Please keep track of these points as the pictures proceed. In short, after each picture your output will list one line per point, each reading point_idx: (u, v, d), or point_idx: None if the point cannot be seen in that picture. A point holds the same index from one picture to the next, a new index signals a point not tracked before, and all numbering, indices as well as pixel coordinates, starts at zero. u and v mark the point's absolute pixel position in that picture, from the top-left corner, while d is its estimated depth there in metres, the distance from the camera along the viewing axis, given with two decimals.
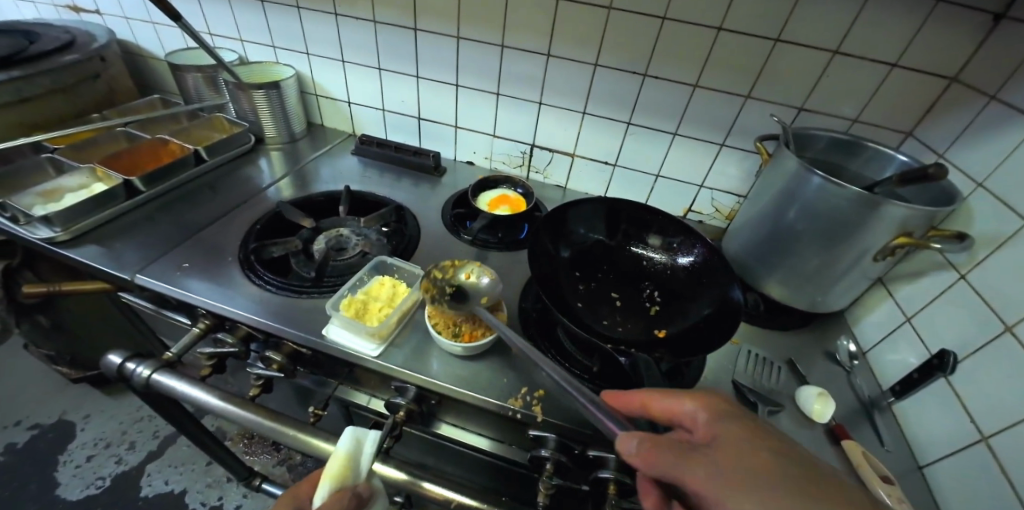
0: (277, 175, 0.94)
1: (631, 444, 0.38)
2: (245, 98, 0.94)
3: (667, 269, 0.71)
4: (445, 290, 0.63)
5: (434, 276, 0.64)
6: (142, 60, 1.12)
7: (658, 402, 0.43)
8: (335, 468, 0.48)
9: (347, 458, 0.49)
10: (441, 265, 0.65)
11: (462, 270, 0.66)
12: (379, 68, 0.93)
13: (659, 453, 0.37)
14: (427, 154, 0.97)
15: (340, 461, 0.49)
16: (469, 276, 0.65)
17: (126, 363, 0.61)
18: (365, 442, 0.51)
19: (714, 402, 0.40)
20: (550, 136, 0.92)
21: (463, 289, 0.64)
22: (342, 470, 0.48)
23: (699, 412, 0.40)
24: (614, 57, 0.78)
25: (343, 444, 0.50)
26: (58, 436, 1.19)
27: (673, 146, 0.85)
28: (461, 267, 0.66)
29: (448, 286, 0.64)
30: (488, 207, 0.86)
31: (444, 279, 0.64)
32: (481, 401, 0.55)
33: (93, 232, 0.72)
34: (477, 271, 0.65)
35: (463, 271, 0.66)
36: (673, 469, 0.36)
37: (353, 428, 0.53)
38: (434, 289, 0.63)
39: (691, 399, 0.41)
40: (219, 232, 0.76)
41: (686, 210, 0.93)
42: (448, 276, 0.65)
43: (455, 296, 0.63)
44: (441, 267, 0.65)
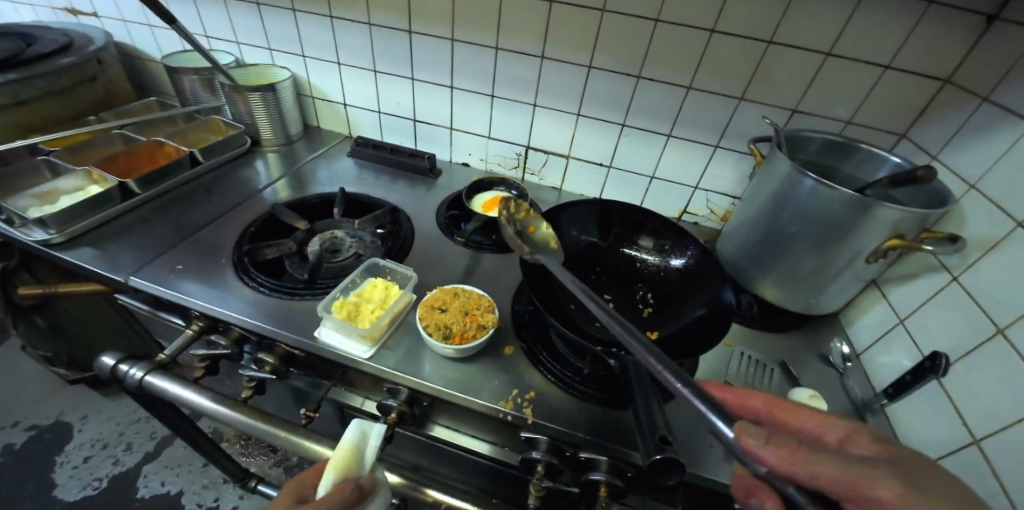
0: (273, 177, 0.94)
1: (760, 433, 0.33)
2: (241, 100, 0.94)
3: (660, 271, 0.71)
4: (512, 223, 0.69)
5: (510, 207, 0.70)
6: (139, 62, 1.13)
7: (787, 412, 0.44)
8: (340, 458, 0.48)
9: (352, 449, 0.49)
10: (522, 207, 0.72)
11: (533, 219, 0.71)
12: (374, 70, 0.93)
13: (797, 450, 0.33)
14: (422, 156, 0.97)
15: (345, 452, 0.49)
16: (535, 228, 0.71)
17: (119, 365, 0.61)
18: (369, 434, 0.51)
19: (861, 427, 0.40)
20: (545, 138, 0.92)
21: (525, 235, 0.69)
22: (346, 460, 0.48)
23: (844, 430, 0.40)
24: (608, 59, 0.78)
25: (349, 436, 0.50)
26: (56, 438, 1.19)
27: (668, 147, 0.85)
28: (532, 217, 0.71)
29: (515, 223, 0.69)
30: (483, 209, 0.86)
31: (514, 216, 0.70)
32: (470, 402, 0.55)
33: (89, 233, 0.72)
34: (543, 229, 0.71)
35: (531, 222, 0.71)
36: (811, 458, 0.33)
37: (360, 422, 0.53)
38: (506, 216, 0.69)
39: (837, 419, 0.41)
40: (214, 234, 0.76)
41: (681, 211, 0.93)
42: (518, 217, 0.71)
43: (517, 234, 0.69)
44: (518, 207, 0.71)
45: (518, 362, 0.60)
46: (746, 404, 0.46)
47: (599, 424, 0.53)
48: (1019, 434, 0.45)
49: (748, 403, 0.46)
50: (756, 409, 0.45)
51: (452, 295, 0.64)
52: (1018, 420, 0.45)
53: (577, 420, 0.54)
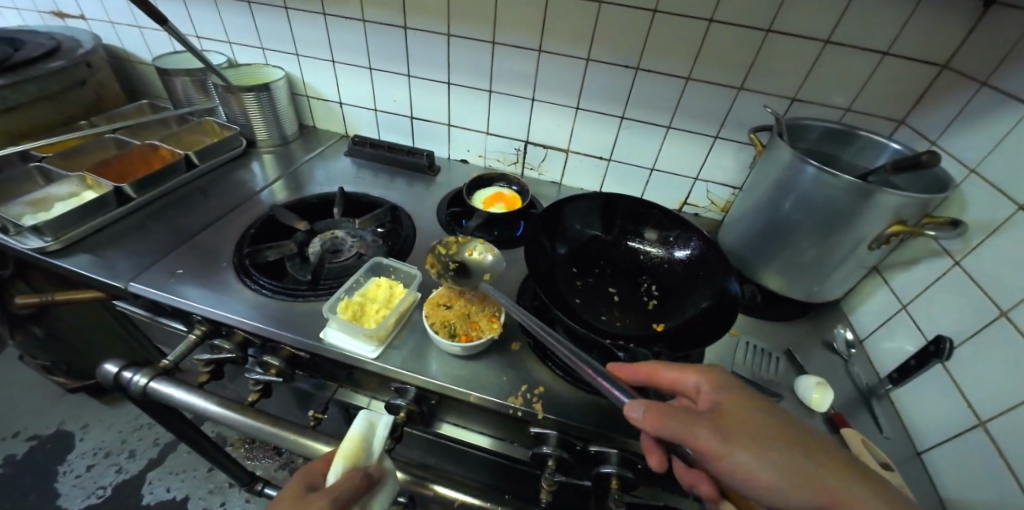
0: (270, 178, 0.93)
1: (638, 407, 0.41)
2: (236, 101, 0.93)
3: (664, 263, 0.71)
4: (448, 266, 0.67)
5: (439, 251, 0.69)
6: (130, 65, 1.11)
7: (664, 373, 0.46)
8: (349, 448, 0.48)
9: (360, 439, 0.49)
10: (444, 244, 0.70)
11: (465, 245, 0.70)
12: (370, 68, 0.92)
13: (662, 414, 0.39)
14: (421, 153, 0.97)
15: (354, 442, 0.48)
16: (472, 254, 0.70)
17: (123, 372, 0.60)
18: (378, 424, 0.51)
19: (717, 373, 0.44)
20: (544, 133, 0.91)
21: (467, 265, 0.68)
22: (355, 450, 0.48)
23: (703, 382, 0.43)
24: (608, 50, 0.77)
25: (357, 426, 0.50)
26: (57, 447, 1.18)
27: (668, 139, 0.84)
28: (463, 243, 0.70)
29: (451, 263, 0.68)
30: (484, 205, 0.85)
31: (448, 255, 0.69)
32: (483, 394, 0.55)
33: (85, 240, 0.71)
34: (479, 247, 0.70)
35: (465, 248, 0.70)
36: (680, 431, 0.39)
37: (367, 412, 0.52)
38: (437, 264, 0.67)
39: (695, 371, 0.44)
40: (214, 237, 0.75)
41: (682, 203, 0.93)
42: (453, 252, 0.70)
43: (459, 271, 0.67)
44: (445, 243, 0.70)
45: (525, 357, 0.60)
46: (632, 372, 0.49)
47: (610, 417, 0.53)
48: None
49: (633, 370, 0.49)
50: (639, 375, 0.48)
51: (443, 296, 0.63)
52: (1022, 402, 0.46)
53: (587, 413, 0.54)
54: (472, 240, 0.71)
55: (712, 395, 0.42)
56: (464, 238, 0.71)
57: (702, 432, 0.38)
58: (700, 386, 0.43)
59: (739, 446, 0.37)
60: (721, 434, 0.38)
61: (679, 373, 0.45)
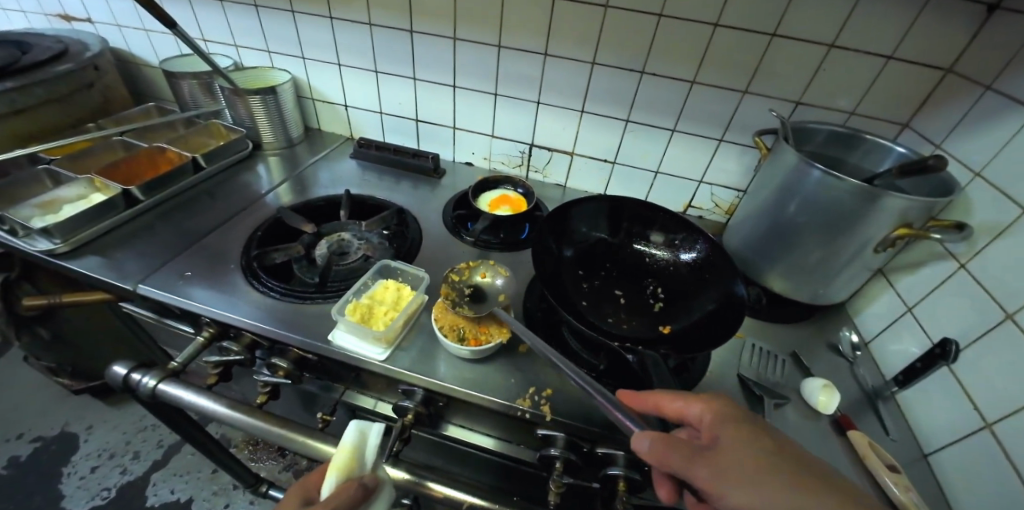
0: (276, 181, 0.93)
1: (644, 441, 0.41)
2: (242, 104, 0.93)
3: (670, 266, 0.71)
4: (463, 292, 0.66)
5: (453, 277, 0.67)
6: (136, 67, 1.11)
7: (667, 403, 0.45)
8: (342, 460, 0.47)
9: (353, 450, 0.49)
10: (455, 270, 0.68)
11: (476, 269, 0.69)
12: (376, 71, 0.93)
13: (665, 452, 0.40)
14: (426, 156, 0.97)
15: (346, 454, 0.48)
16: (483, 277, 0.69)
17: (131, 374, 0.61)
18: (369, 434, 0.51)
19: (721, 403, 0.42)
20: (549, 135, 0.92)
21: (482, 290, 0.67)
22: (347, 462, 0.48)
23: (707, 415, 0.42)
24: (614, 54, 0.77)
25: (349, 437, 0.50)
26: (62, 448, 1.18)
27: (672, 142, 0.85)
28: (475, 267, 0.70)
29: (466, 289, 0.67)
30: (489, 208, 0.85)
31: (461, 281, 0.67)
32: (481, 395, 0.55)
33: (94, 242, 0.72)
34: (490, 271, 0.69)
35: (477, 273, 0.69)
36: (681, 468, 0.39)
37: (358, 422, 0.52)
38: (452, 291, 0.65)
39: (699, 401, 0.43)
40: (221, 239, 0.76)
41: (686, 205, 0.93)
42: (466, 278, 0.68)
43: (474, 296, 0.66)
44: (457, 270, 0.69)
45: (533, 359, 0.60)
46: (640, 401, 0.47)
47: None
48: None
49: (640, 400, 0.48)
50: (646, 404, 0.47)
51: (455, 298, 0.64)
52: None
53: (595, 415, 0.54)
54: (484, 263, 0.70)
55: (714, 428, 0.41)
56: (473, 263, 0.71)
57: (700, 472, 0.39)
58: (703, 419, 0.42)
59: (737, 487, 0.37)
60: (720, 472, 0.38)
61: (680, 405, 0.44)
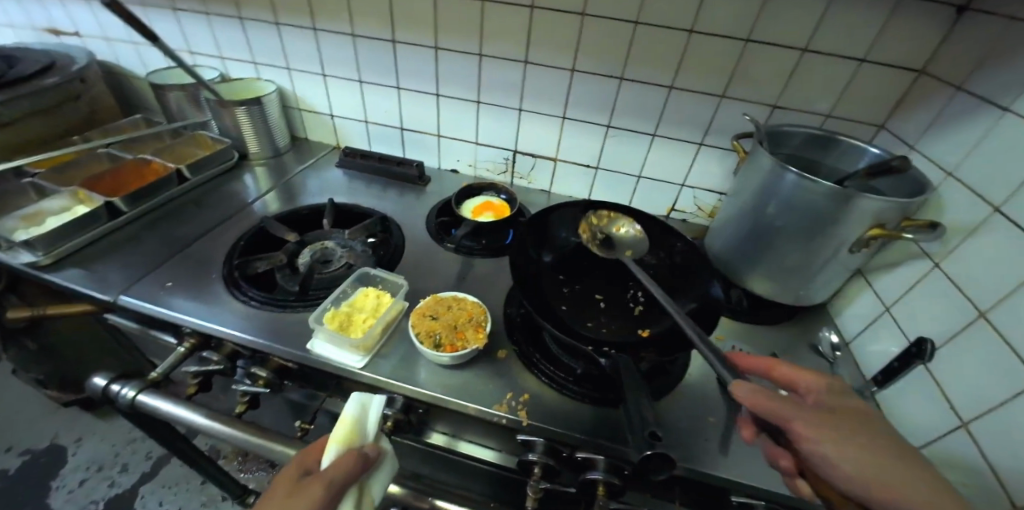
0: (262, 190, 0.94)
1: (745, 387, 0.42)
2: (229, 115, 0.94)
3: (652, 268, 0.69)
4: (597, 234, 0.76)
5: (593, 220, 0.77)
6: (124, 80, 1.12)
7: (782, 369, 0.49)
8: (342, 433, 0.47)
9: (353, 422, 0.49)
10: (597, 214, 0.77)
11: (616, 221, 0.77)
12: (360, 80, 0.94)
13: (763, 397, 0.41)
14: (410, 164, 0.98)
15: (347, 425, 0.48)
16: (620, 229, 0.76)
17: (111, 385, 0.61)
18: (370, 407, 0.51)
19: (838, 383, 0.46)
20: (532, 141, 0.93)
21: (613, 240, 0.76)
22: (348, 434, 0.47)
23: (825, 384, 0.46)
24: (594, 60, 0.78)
25: (350, 409, 0.50)
26: (49, 461, 1.17)
27: (654, 147, 0.86)
28: (615, 218, 0.77)
29: (602, 233, 0.76)
30: (472, 214, 0.86)
31: (599, 226, 0.77)
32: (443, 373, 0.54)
33: (77, 253, 0.72)
34: (626, 228, 0.76)
35: (615, 224, 0.77)
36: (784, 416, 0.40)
37: (359, 394, 0.52)
38: (589, 232, 0.75)
39: (818, 376, 0.47)
40: (206, 249, 0.76)
41: (670, 209, 0.94)
42: (603, 224, 0.77)
43: (606, 241, 0.75)
44: (600, 215, 0.77)
45: (513, 365, 0.60)
46: (748, 363, 0.52)
47: (595, 425, 0.54)
48: (1003, 415, 0.46)
49: (749, 363, 0.52)
50: (755, 368, 0.51)
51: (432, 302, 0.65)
52: (1000, 401, 0.46)
53: (574, 420, 0.54)
54: (624, 217, 0.76)
55: (829, 397, 0.45)
56: (615, 211, 0.77)
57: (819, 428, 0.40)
58: (819, 390, 0.46)
59: (849, 444, 0.39)
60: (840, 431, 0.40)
61: (797, 373, 0.48)
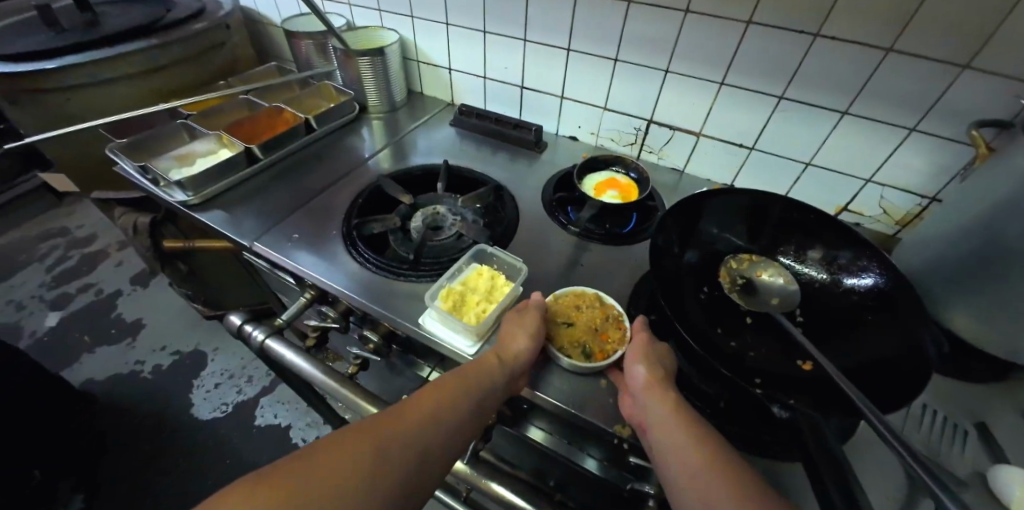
0: (377, 146, 0.93)
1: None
2: (352, 66, 0.93)
3: (826, 293, 0.57)
4: (738, 281, 0.59)
5: (730, 264, 0.61)
6: (261, 27, 1.17)
7: None
8: (477, 383, 0.45)
9: (489, 376, 0.46)
10: (735, 256, 0.62)
11: (758, 266, 0.61)
12: (484, 31, 0.86)
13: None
14: (528, 128, 0.90)
15: (484, 379, 0.46)
16: (764, 277, 0.60)
17: (244, 325, 0.66)
18: (509, 365, 0.48)
19: None
20: (672, 110, 0.79)
21: (760, 289, 0.59)
22: (483, 388, 0.45)
23: None
24: (778, 8, 0.60)
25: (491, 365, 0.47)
26: (194, 362, 1.41)
27: (837, 129, 0.67)
28: (757, 263, 0.61)
29: (743, 278, 0.60)
30: (595, 191, 0.77)
31: (738, 270, 0.61)
32: (528, 328, 0.51)
33: (219, 196, 0.78)
34: (773, 275, 0.60)
35: (758, 269, 0.61)
36: None
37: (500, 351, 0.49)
38: (729, 278, 0.59)
39: None
40: (327, 203, 0.78)
41: (839, 209, 0.75)
42: (743, 269, 0.61)
43: (751, 289, 0.58)
44: (737, 259, 0.62)
45: None
46: None
47: None
48: None
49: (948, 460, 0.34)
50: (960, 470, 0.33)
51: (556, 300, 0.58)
52: None
53: None
54: (767, 261, 0.61)
55: None
56: (754, 256, 0.62)
57: None
58: None
59: None
60: None
61: None
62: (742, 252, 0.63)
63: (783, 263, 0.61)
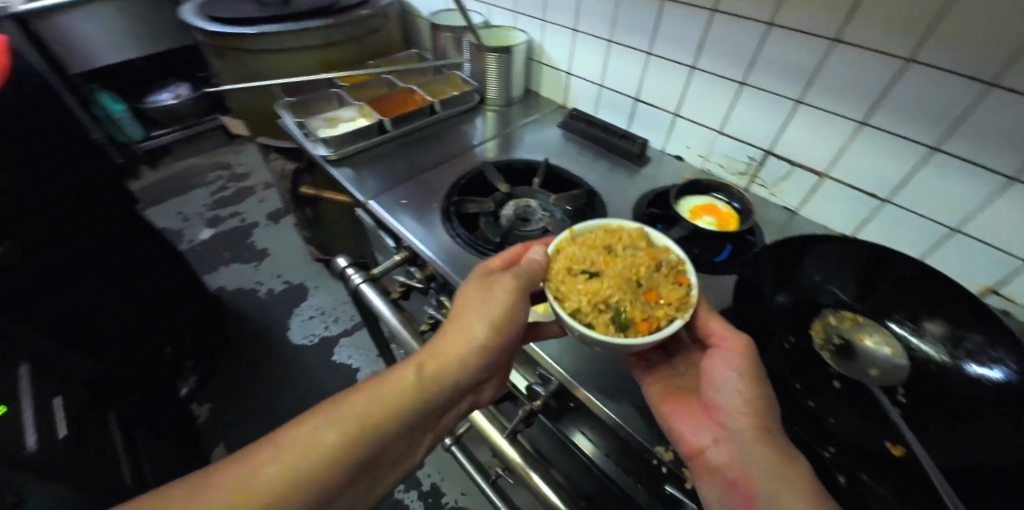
0: (487, 135, 1.01)
1: None
2: (481, 60, 1.02)
3: (942, 376, 0.49)
4: (834, 339, 0.54)
5: (828, 320, 0.56)
6: (412, 19, 1.34)
7: None
8: (433, 394, 0.45)
9: (444, 386, 0.45)
10: (835, 313, 0.57)
11: (863, 330, 0.55)
12: (610, 40, 0.89)
13: None
14: (634, 140, 0.90)
15: (441, 388, 0.45)
16: (867, 342, 0.54)
17: (347, 269, 0.77)
18: (468, 372, 0.47)
19: None
20: (795, 144, 0.73)
21: (859, 354, 0.53)
22: (438, 397, 0.45)
23: None
24: (950, 48, 0.53)
25: (449, 374, 0.46)
26: (298, 294, 1.65)
27: (1002, 194, 0.57)
28: (863, 326, 0.55)
29: (840, 338, 0.54)
30: (690, 213, 0.75)
31: (837, 328, 0.55)
32: (494, 325, 0.47)
33: (351, 156, 0.91)
34: (879, 343, 0.54)
35: (861, 333, 0.55)
36: None
37: (465, 356, 0.47)
38: (823, 334, 0.54)
39: None
40: (435, 179, 0.87)
41: (986, 289, 0.63)
42: (843, 328, 0.55)
43: (848, 351, 0.53)
44: (838, 316, 0.57)
45: None
46: None
47: None
48: None
49: None
50: None
51: (570, 242, 0.52)
52: None
53: None
54: (875, 327, 0.55)
55: None
56: (859, 318, 0.56)
57: None
58: None
59: None
60: None
61: None
62: (845, 310, 0.57)
63: (895, 334, 0.54)
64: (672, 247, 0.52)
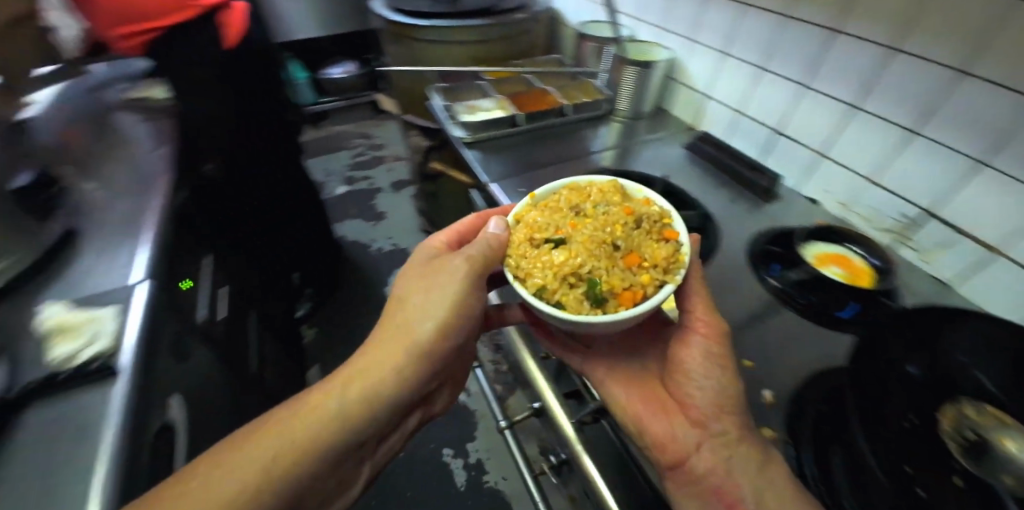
0: (608, 144, 1.04)
1: None
2: (619, 72, 1.06)
3: None
4: (961, 432, 0.44)
5: (957, 411, 0.46)
6: (560, 28, 1.42)
7: None
8: (393, 377, 0.47)
9: (403, 368, 0.48)
10: (968, 403, 0.46)
11: (1011, 433, 0.43)
12: (762, 68, 0.86)
13: None
14: (766, 173, 0.86)
15: (401, 370, 0.48)
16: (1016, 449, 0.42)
17: None
18: (427, 353, 0.49)
19: None
20: (967, 209, 0.64)
21: (1001, 457, 0.41)
22: (400, 380, 0.48)
23: None
24: None
25: (405, 357, 0.48)
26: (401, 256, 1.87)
27: None
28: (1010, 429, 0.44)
29: (972, 433, 0.44)
30: (815, 259, 0.70)
31: (970, 422, 0.45)
32: (440, 308, 0.49)
33: (482, 142, 1.02)
34: None
35: (1008, 436, 0.43)
36: None
37: (420, 340, 0.48)
38: (945, 421, 0.45)
39: None
40: (551, 175, 0.93)
41: None
42: (979, 424, 0.44)
43: (981, 449, 0.42)
44: (974, 409, 0.46)
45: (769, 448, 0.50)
46: None
47: None
48: None
49: None
50: None
51: (530, 210, 0.53)
52: None
53: None
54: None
55: None
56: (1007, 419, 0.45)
57: None
58: None
59: None
60: None
61: None
62: (987, 407, 0.46)
63: None
64: (649, 202, 0.52)
